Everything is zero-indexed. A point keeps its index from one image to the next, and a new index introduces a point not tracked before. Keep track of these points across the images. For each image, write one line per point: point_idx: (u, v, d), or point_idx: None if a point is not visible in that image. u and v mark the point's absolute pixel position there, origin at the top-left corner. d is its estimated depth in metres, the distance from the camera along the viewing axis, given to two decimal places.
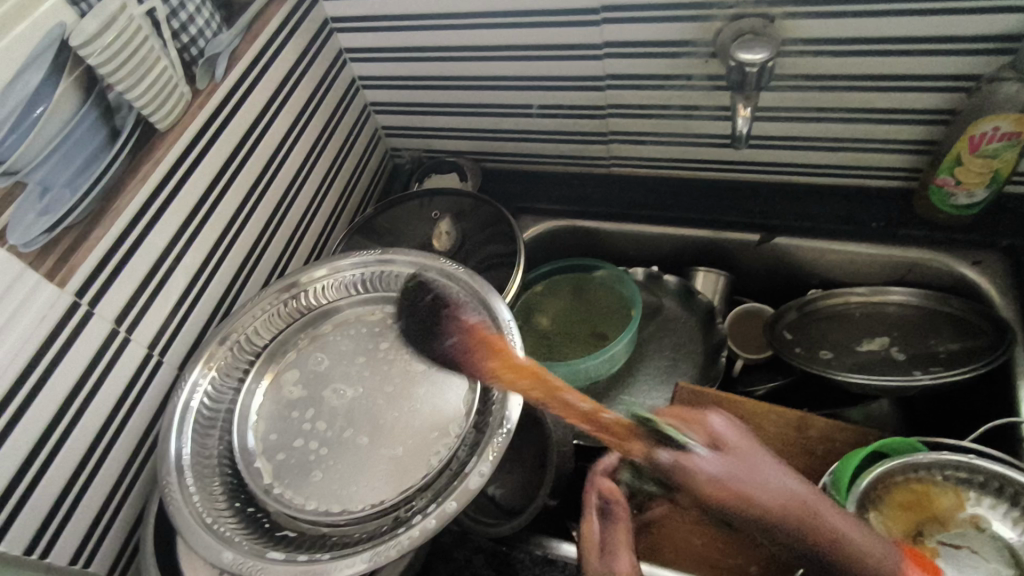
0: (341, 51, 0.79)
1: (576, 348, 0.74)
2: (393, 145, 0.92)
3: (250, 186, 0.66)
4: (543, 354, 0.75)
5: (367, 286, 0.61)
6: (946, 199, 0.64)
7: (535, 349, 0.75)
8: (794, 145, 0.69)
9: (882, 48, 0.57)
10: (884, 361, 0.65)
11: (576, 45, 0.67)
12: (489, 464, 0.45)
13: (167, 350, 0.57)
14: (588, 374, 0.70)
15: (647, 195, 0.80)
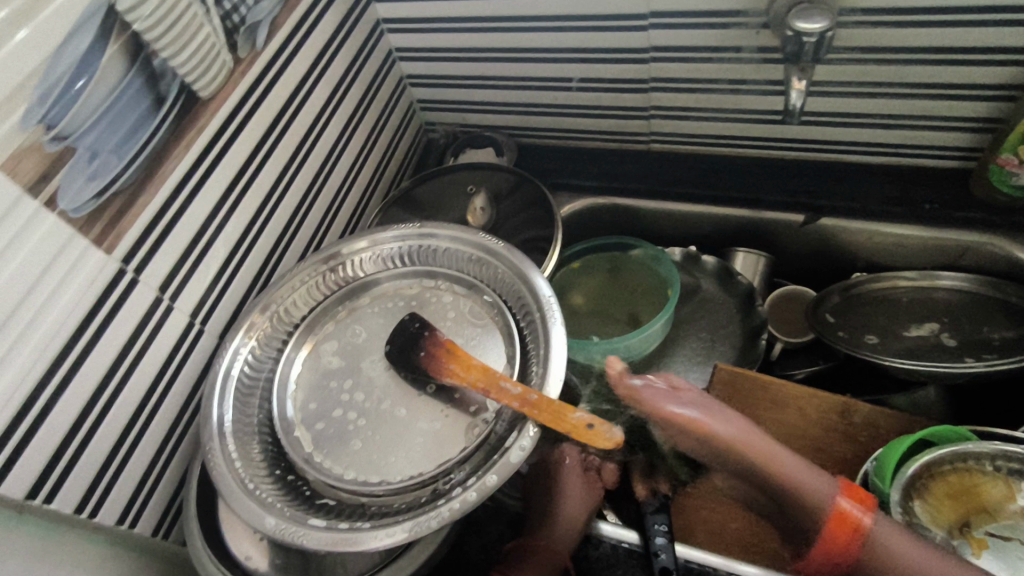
0: (378, 22, 0.77)
1: (610, 328, 0.74)
2: (427, 119, 0.91)
3: (289, 157, 0.65)
4: (577, 333, 0.74)
5: (406, 261, 0.61)
6: (1007, 178, 0.61)
7: (569, 328, 0.75)
8: (844, 122, 0.67)
9: (948, 19, 0.54)
10: (934, 346, 0.62)
11: (620, 16, 0.65)
12: (530, 438, 0.45)
13: (207, 318, 0.57)
14: (623, 354, 0.70)
15: (687, 172, 0.78)
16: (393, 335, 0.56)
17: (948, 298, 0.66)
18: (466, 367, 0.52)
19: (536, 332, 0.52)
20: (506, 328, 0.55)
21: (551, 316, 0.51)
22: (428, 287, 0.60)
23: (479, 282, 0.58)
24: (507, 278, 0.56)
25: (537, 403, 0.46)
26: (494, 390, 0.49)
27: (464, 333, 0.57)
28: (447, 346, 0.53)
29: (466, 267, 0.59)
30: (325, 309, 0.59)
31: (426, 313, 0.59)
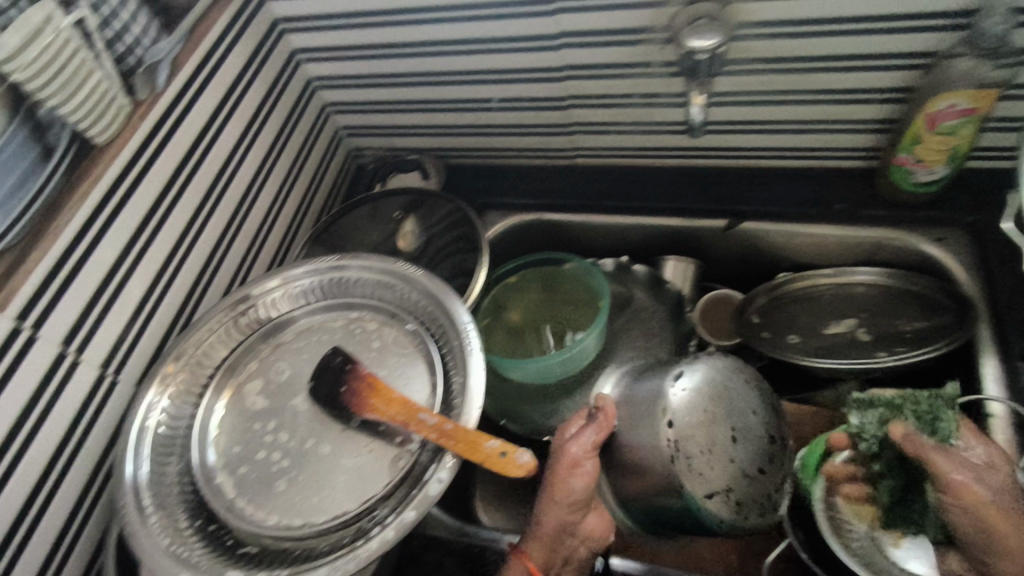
0: (294, 52, 0.77)
1: (546, 344, 0.73)
2: (356, 145, 0.90)
3: (204, 195, 0.64)
4: (514, 351, 0.74)
5: (326, 293, 0.60)
6: (907, 176, 0.64)
7: (506, 346, 0.74)
8: (756, 129, 0.68)
9: (836, 28, 0.57)
10: (851, 342, 0.65)
11: (530, 37, 0.66)
12: (448, 470, 0.46)
13: (122, 368, 0.56)
14: (558, 370, 0.70)
15: (613, 185, 0.80)
16: (315, 371, 0.54)
17: (865, 293, 0.67)
18: (388, 401, 0.51)
19: (456, 359, 0.52)
20: (427, 355, 0.54)
21: (468, 343, 0.51)
22: (349, 318, 0.59)
23: (399, 310, 0.57)
24: (426, 305, 0.56)
25: (454, 435, 0.46)
26: (414, 423, 0.48)
27: (388, 363, 0.55)
28: (368, 379, 0.52)
29: (386, 295, 0.58)
30: (245, 349, 0.57)
31: (349, 344, 0.57)
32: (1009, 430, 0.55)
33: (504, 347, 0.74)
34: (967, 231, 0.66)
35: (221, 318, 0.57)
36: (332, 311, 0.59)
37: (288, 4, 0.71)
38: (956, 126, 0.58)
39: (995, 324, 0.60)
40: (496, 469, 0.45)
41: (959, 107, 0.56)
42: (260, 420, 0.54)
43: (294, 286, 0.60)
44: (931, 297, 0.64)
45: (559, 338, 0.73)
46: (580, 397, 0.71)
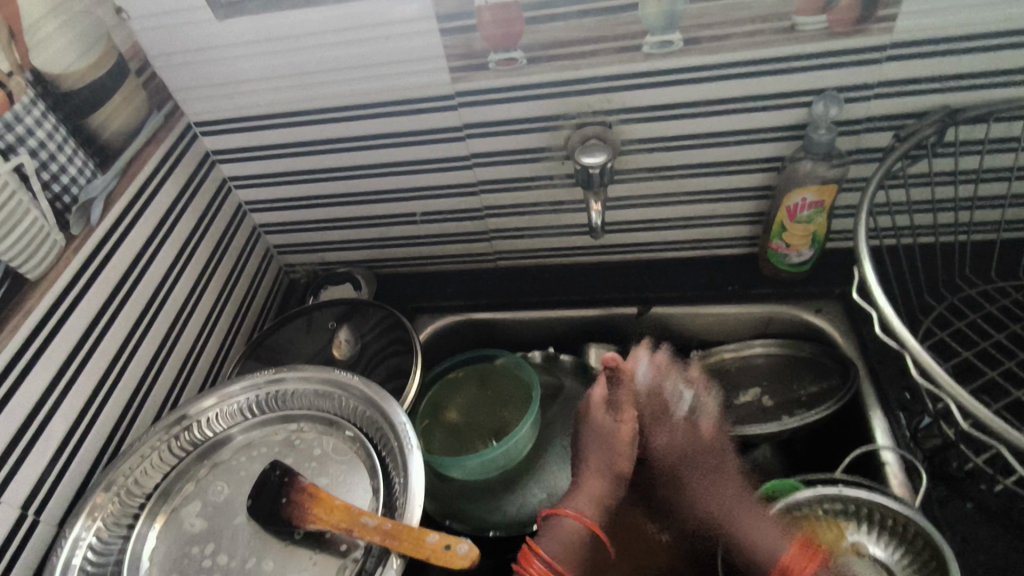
0: (225, 180, 0.81)
1: (487, 440, 0.76)
2: (287, 262, 0.93)
3: (137, 320, 0.65)
4: (456, 449, 0.76)
5: (265, 408, 0.61)
6: (783, 259, 0.75)
7: (448, 446, 0.76)
8: (651, 226, 0.78)
9: (702, 142, 0.68)
10: (759, 409, 0.71)
11: (446, 158, 0.74)
12: (396, 568, 0.47)
13: (45, 506, 0.54)
14: (500, 463, 0.72)
15: (534, 283, 0.86)
16: (254, 489, 0.54)
17: (765, 362, 0.76)
18: (331, 509, 0.51)
19: (395, 461, 0.54)
20: (367, 460, 0.56)
21: (407, 443, 0.53)
22: (288, 431, 0.60)
23: (338, 417, 0.59)
24: (363, 410, 0.58)
25: (400, 533, 0.47)
26: (357, 527, 0.49)
27: (328, 471, 0.57)
28: (312, 489, 0.52)
29: (324, 405, 0.60)
30: (182, 470, 0.57)
31: (290, 457, 0.58)
32: (902, 476, 0.61)
33: (446, 446, 0.76)
34: (838, 300, 0.76)
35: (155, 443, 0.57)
36: (271, 425, 0.61)
37: (220, 139, 0.76)
38: (811, 215, 0.69)
39: (874, 381, 0.68)
40: (443, 563, 0.46)
41: (810, 200, 0.68)
42: (198, 543, 0.53)
43: (230, 403, 0.61)
44: (819, 361, 0.72)
45: (498, 432, 0.76)
46: (521, 488, 0.73)
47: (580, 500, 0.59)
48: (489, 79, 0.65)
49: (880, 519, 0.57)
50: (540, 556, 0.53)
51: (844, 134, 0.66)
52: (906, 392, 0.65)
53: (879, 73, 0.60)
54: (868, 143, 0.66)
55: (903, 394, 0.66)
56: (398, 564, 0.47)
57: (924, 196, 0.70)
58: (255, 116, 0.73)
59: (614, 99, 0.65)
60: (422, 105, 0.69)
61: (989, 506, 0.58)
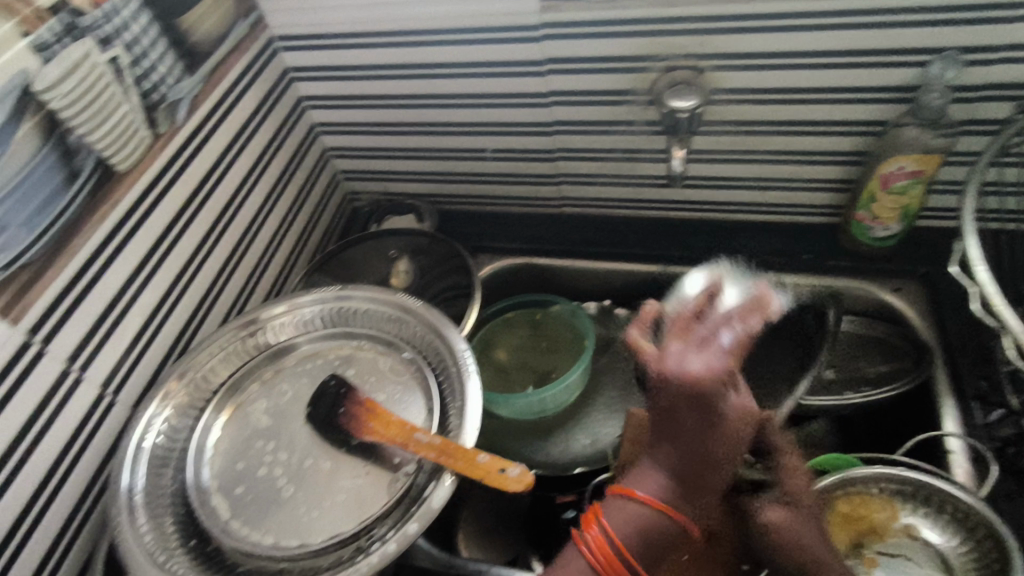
0: (301, 99, 0.81)
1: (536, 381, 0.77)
2: (352, 189, 0.94)
3: (213, 224, 0.67)
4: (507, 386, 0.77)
5: (331, 322, 0.63)
6: (866, 232, 0.71)
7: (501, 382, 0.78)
8: (728, 183, 0.75)
9: (799, 98, 0.64)
10: (820, 382, 0.69)
11: (524, 94, 0.72)
12: (450, 484, 0.48)
13: (121, 389, 0.56)
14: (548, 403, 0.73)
15: (598, 233, 0.85)
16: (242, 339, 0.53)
17: (830, 338, 0.73)
18: (387, 424, 0.53)
19: (452, 384, 0.55)
20: (424, 381, 0.57)
21: (466, 369, 0.54)
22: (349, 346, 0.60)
23: (398, 339, 0.60)
24: (426, 335, 0.59)
25: (453, 451, 0.49)
26: (410, 442, 0.51)
27: (386, 388, 0.58)
28: (370, 407, 0.54)
29: (385, 326, 0.61)
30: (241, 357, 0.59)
31: (350, 371, 0.60)
32: (967, 463, 0.59)
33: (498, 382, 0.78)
34: (920, 282, 0.72)
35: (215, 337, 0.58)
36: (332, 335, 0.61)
37: (300, 56, 0.76)
38: (907, 186, 0.65)
39: (950, 366, 0.65)
40: (494, 484, 0.48)
41: (908, 169, 0.63)
42: (262, 438, 0.55)
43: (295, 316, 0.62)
44: (891, 342, 0.70)
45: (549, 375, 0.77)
46: (565, 434, 0.74)
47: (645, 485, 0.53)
48: (581, 11, 0.62)
49: (938, 503, 0.55)
50: (600, 524, 0.50)
51: (957, 100, 0.61)
52: (984, 380, 0.62)
53: (1011, 35, 0.55)
54: (983, 114, 0.61)
55: (980, 381, 0.62)
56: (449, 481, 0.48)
57: None
58: (338, 34, 0.72)
59: (710, 42, 0.61)
60: (506, 34, 0.66)
61: None
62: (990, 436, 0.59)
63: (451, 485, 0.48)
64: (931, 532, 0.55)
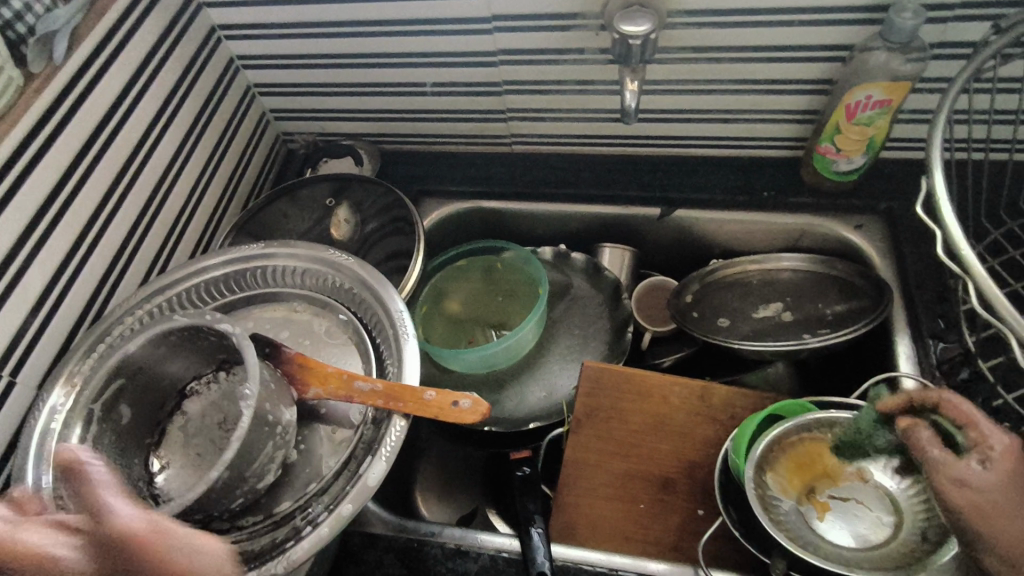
0: (214, 28, 0.72)
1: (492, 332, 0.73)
2: (284, 130, 0.86)
3: (117, 177, 0.59)
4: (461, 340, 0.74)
5: (248, 283, 0.57)
6: (829, 165, 0.67)
7: (454, 336, 0.74)
8: (687, 117, 0.70)
9: (762, 21, 0.58)
10: (777, 325, 0.68)
11: (463, 20, 0.65)
12: (385, 461, 0.44)
13: (22, 367, 0.51)
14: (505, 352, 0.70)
15: (551, 173, 0.80)
16: (110, 433, 0.47)
17: (791, 278, 0.71)
18: (325, 378, 0.48)
19: (388, 346, 0.51)
20: (362, 345, 0.53)
21: (403, 331, 0.50)
22: (200, 337, 0.47)
23: (331, 300, 0.56)
24: (358, 294, 0.54)
25: (403, 394, 0.45)
26: (351, 393, 0.47)
27: (322, 353, 0.54)
28: (301, 361, 0.49)
29: (318, 286, 0.56)
30: (200, 427, 0.50)
31: (284, 334, 0.56)
32: None
33: (451, 337, 0.74)
34: (882, 218, 0.70)
35: (113, 452, 0.46)
36: (205, 348, 0.49)
37: None
38: (873, 116, 0.61)
39: (908, 306, 0.64)
40: (453, 420, 0.46)
41: (875, 98, 0.59)
42: (182, 418, 0.50)
43: (156, 357, 0.48)
44: (850, 281, 0.67)
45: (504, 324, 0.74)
46: (519, 386, 0.72)
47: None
48: None
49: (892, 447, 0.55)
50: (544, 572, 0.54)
51: (930, 21, 0.56)
52: (941, 319, 0.61)
53: None
54: (958, 36, 0.56)
55: (937, 321, 0.61)
56: (393, 442, 0.45)
57: (1007, 104, 0.61)
58: None
59: None
60: None
61: None
62: (943, 376, 0.58)
63: (405, 428, 0.45)
64: (883, 476, 0.55)
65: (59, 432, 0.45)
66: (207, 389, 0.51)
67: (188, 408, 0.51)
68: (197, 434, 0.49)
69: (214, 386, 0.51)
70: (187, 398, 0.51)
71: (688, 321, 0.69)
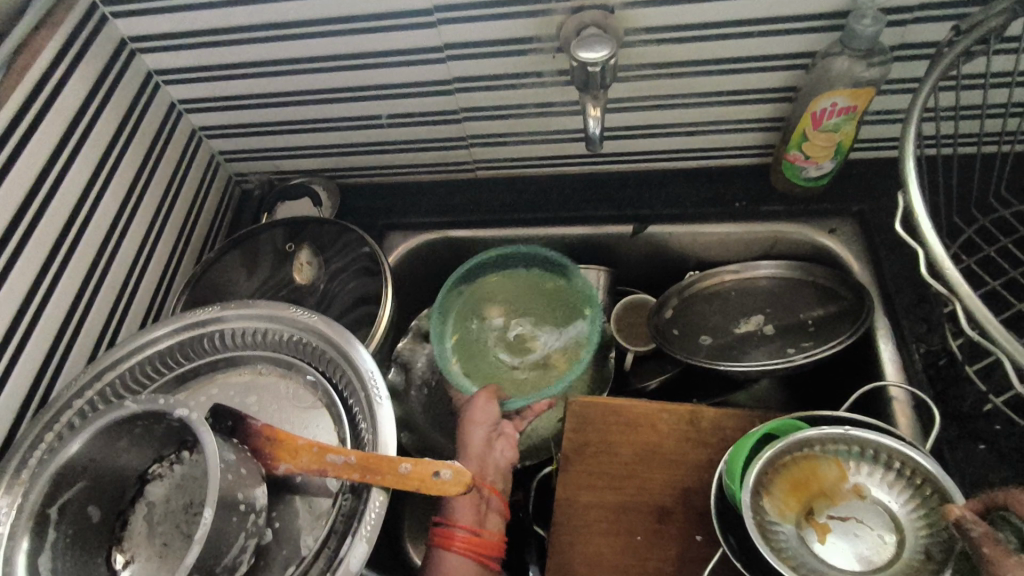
0: (151, 73, 0.68)
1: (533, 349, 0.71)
2: (236, 171, 0.82)
3: (55, 247, 0.56)
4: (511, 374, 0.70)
5: (203, 351, 0.54)
6: (798, 172, 0.66)
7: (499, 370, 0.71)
8: (653, 132, 0.68)
9: (720, 34, 0.57)
10: (759, 339, 0.67)
11: (413, 50, 0.62)
12: (366, 542, 0.41)
13: None
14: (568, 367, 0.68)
15: (519, 196, 0.77)
16: (66, 534, 0.43)
17: (769, 286, 0.69)
18: (296, 451, 0.45)
19: (362, 408, 0.48)
20: (332, 408, 0.50)
21: (374, 392, 0.47)
22: (157, 422, 0.44)
23: (296, 360, 0.53)
24: (323, 351, 0.51)
25: (375, 466, 0.43)
26: (324, 467, 0.44)
27: (290, 418, 0.51)
28: (269, 433, 0.46)
29: (280, 345, 0.53)
30: (165, 513, 0.46)
31: (251, 400, 0.52)
32: (911, 413, 0.57)
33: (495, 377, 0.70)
34: (854, 220, 0.69)
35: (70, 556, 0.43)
36: (164, 431, 0.46)
37: (136, 22, 0.62)
38: (839, 123, 0.60)
39: (889, 310, 0.63)
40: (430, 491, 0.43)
41: (840, 105, 0.58)
42: (146, 505, 0.47)
43: (111, 448, 0.45)
44: (830, 287, 0.66)
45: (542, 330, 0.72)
46: None
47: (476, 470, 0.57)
48: None
49: (887, 461, 0.53)
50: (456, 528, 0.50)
51: (889, 25, 0.55)
52: (924, 323, 0.60)
53: None
54: (917, 37, 0.56)
55: (919, 324, 0.60)
56: (373, 519, 0.42)
57: (969, 100, 0.60)
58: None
59: None
60: None
61: (1002, 448, 0.53)
62: (930, 382, 0.57)
63: (385, 503, 0.43)
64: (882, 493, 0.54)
65: (4, 549, 0.41)
66: (171, 471, 0.47)
67: (151, 493, 0.47)
68: (163, 522, 0.46)
69: (178, 468, 0.47)
70: (149, 483, 0.47)
71: (669, 340, 0.68)
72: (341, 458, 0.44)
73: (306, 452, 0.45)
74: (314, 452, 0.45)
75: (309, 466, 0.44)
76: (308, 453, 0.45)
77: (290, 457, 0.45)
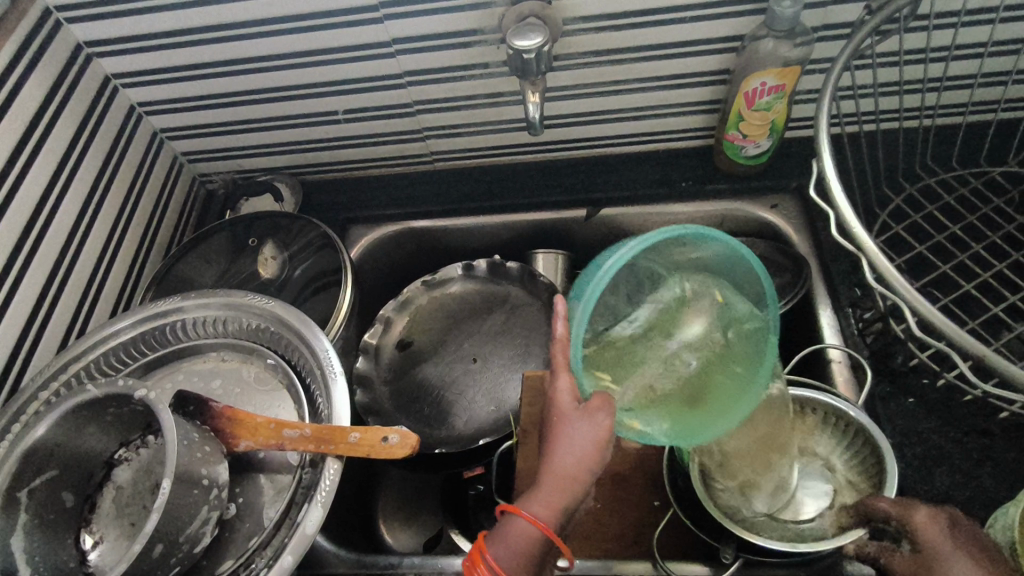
0: (109, 78, 0.69)
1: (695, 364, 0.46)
2: (199, 171, 0.84)
3: (17, 246, 0.57)
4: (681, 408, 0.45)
5: (166, 341, 0.56)
6: (738, 151, 0.69)
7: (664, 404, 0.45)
8: (599, 118, 0.71)
9: (654, 20, 0.60)
10: None
11: (363, 46, 0.64)
12: (322, 507, 0.44)
13: None
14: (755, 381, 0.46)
15: (476, 185, 0.80)
16: (35, 516, 0.44)
17: None
18: (254, 428, 0.47)
19: (319, 385, 0.50)
20: (292, 387, 0.53)
21: (329, 369, 0.49)
22: (119, 404, 0.46)
23: (256, 345, 0.55)
24: (281, 334, 0.53)
25: (329, 437, 0.45)
26: (281, 441, 0.46)
27: (253, 400, 0.54)
28: (229, 414, 0.48)
29: (241, 331, 0.55)
30: (132, 494, 0.48)
31: (216, 384, 0.55)
32: (847, 373, 0.60)
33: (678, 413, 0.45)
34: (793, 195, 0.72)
35: (40, 536, 0.44)
36: (127, 414, 0.47)
37: (90, 28, 0.64)
38: (770, 102, 0.63)
39: (826, 278, 0.66)
40: (381, 456, 0.45)
41: (769, 85, 0.61)
42: (114, 488, 0.49)
43: (76, 433, 0.46)
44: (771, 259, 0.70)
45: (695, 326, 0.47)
46: (468, 401, 0.72)
47: (544, 505, 0.43)
48: None
49: (822, 417, 0.57)
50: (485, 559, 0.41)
51: (810, 7, 0.58)
52: (857, 288, 0.63)
53: None
54: (837, 17, 0.59)
55: (853, 289, 0.64)
56: (329, 486, 0.44)
57: (891, 77, 0.64)
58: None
59: None
60: None
61: (930, 400, 0.57)
62: (864, 343, 0.61)
63: (339, 470, 0.45)
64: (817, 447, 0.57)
65: None
66: (137, 455, 0.49)
67: (118, 477, 0.49)
68: (131, 503, 0.48)
69: (143, 451, 0.50)
70: (115, 467, 0.49)
71: None
72: (296, 432, 0.46)
73: (263, 429, 0.47)
74: (270, 428, 0.47)
75: (266, 441, 0.47)
76: (264, 430, 0.47)
77: (247, 433, 0.47)
